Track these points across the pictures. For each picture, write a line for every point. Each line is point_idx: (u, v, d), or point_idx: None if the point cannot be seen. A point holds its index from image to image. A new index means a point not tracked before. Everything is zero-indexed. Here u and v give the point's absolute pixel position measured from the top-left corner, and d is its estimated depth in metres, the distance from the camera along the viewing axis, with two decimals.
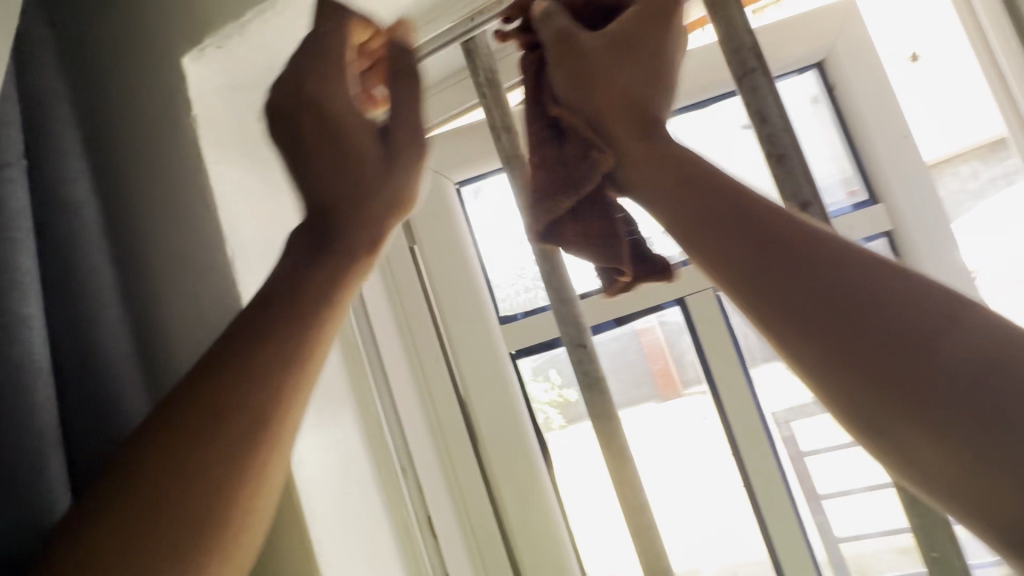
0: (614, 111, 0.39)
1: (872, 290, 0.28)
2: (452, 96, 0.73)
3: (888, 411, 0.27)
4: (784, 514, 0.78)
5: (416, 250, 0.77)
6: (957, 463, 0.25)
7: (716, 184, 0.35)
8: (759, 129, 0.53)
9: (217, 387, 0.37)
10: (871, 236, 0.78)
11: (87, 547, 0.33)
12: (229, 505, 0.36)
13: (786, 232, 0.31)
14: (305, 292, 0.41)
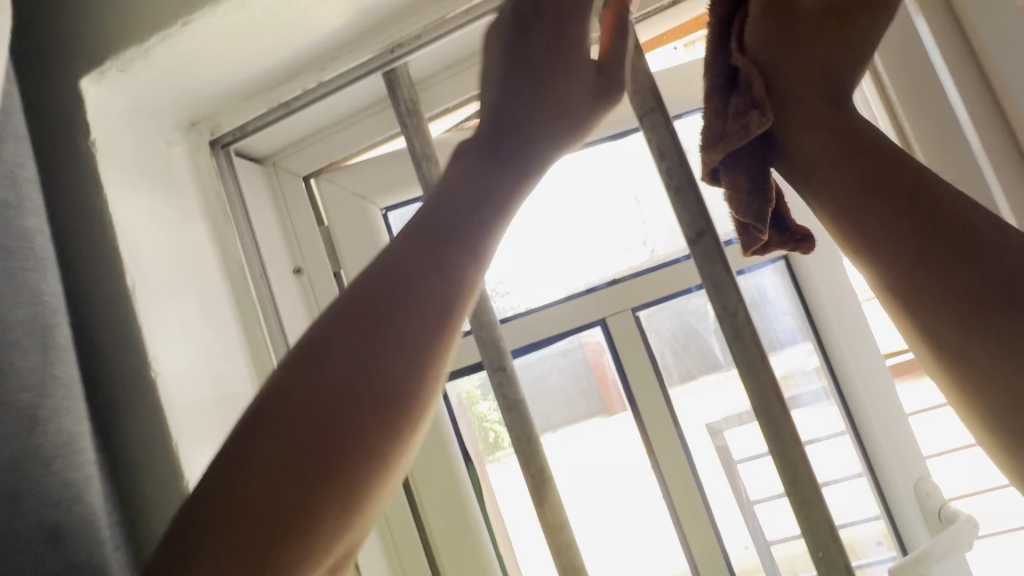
0: (796, 77, 0.45)
1: (994, 242, 0.38)
2: (375, 123, 0.73)
3: (952, 310, 0.38)
4: (699, 520, 0.83)
5: (342, 276, 0.77)
6: (996, 349, 0.37)
7: (894, 154, 0.42)
8: (658, 165, 0.57)
9: (376, 328, 0.37)
10: (773, 258, 0.86)
11: (258, 476, 0.34)
12: (391, 442, 0.37)
13: (938, 194, 0.40)
14: (447, 242, 0.41)
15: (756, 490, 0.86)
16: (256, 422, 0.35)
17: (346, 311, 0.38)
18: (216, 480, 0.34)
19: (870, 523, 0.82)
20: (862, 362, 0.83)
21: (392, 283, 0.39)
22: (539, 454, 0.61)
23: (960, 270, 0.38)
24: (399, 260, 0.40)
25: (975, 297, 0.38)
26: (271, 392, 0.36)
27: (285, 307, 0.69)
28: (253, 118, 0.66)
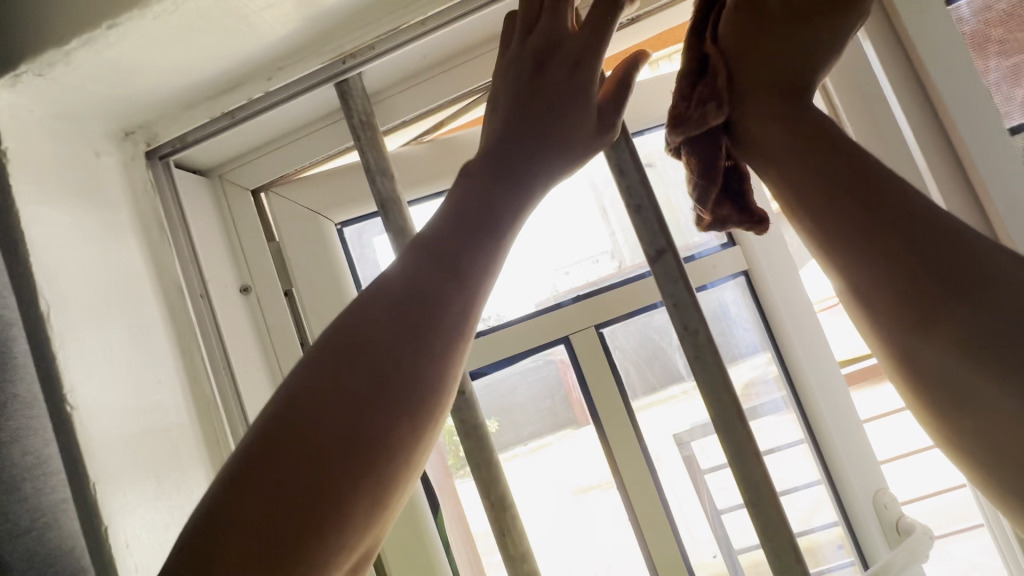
0: (755, 67, 0.47)
1: (958, 244, 0.38)
2: (328, 136, 0.71)
3: (909, 299, 0.39)
4: (664, 538, 0.82)
5: (294, 294, 0.74)
6: (947, 338, 0.37)
7: (856, 150, 0.43)
8: (618, 181, 0.56)
9: (398, 329, 0.40)
10: (733, 274, 0.86)
11: (293, 464, 0.35)
12: (409, 440, 0.39)
13: (896, 196, 0.40)
14: (463, 249, 0.45)
15: (727, 500, 0.86)
16: (287, 411, 0.36)
17: (373, 309, 0.41)
18: (248, 469, 0.35)
19: (829, 530, 0.84)
20: (823, 374, 0.84)
21: (415, 285, 0.42)
22: (498, 481, 0.58)
23: (913, 261, 0.39)
24: (421, 264, 0.43)
25: (931, 287, 0.38)
26: (302, 384, 0.37)
27: (229, 328, 0.65)
28: (197, 128, 0.63)
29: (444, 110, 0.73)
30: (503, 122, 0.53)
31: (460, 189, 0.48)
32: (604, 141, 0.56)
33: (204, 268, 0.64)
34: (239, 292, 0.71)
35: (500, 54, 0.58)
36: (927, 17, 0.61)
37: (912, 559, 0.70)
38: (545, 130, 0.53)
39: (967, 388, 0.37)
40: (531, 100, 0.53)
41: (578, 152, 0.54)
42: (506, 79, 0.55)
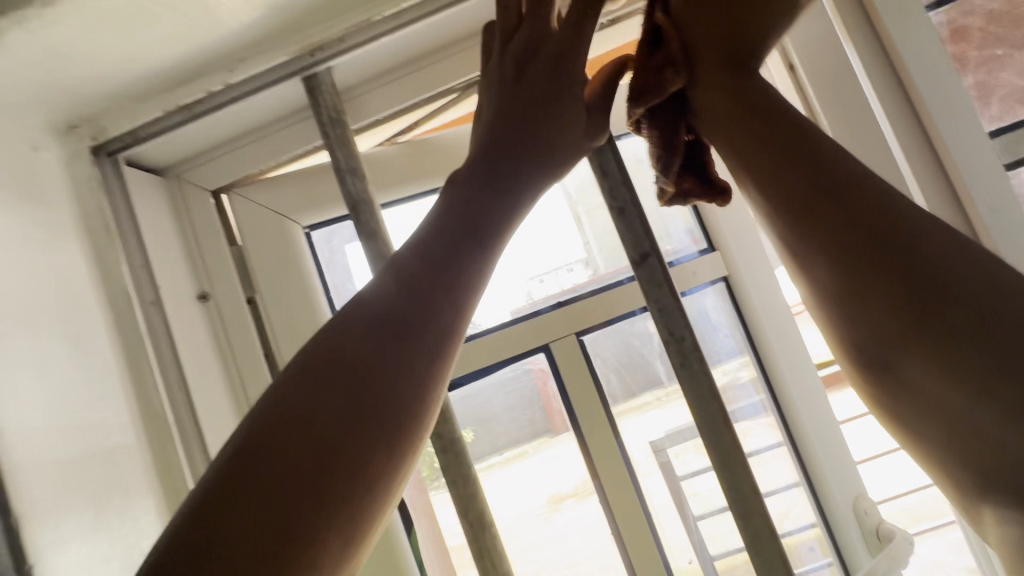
0: (705, 40, 0.45)
1: (921, 244, 0.35)
2: (296, 135, 0.67)
3: (878, 304, 0.36)
4: (646, 550, 0.80)
5: (257, 302, 0.69)
6: (918, 347, 0.35)
7: (823, 144, 0.40)
8: (601, 183, 0.54)
9: (380, 345, 0.38)
10: (713, 280, 0.86)
11: (271, 481, 0.32)
12: (393, 464, 0.36)
13: (858, 193, 0.38)
14: (454, 253, 0.43)
15: (701, 506, 0.85)
16: (266, 425, 0.34)
17: (361, 317, 0.38)
18: (221, 487, 0.32)
19: (802, 532, 0.83)
20: (802, 379, 0.83)
21: (405, 290, 0.40)
22: (476, 499, 0.55)
23: (885, 263, 0.36)
24: (411, 269, 0.41)
25: (900, 291, 0.35)
26: (283, 395, 0.35)
27: (184, 339, 0.60)
28: (150, 122, 0.58)
29: (420, 110, 0.70)
30: (491, 126, 0.51)
31: (450, 192, 0.47)
32: (596, 143, 0.53)
33: (156, 274, 0.59)
34: (197, 299, 0.66)
35: (484, 65, 0.55)
36: (905, 18, 0.60)
37: (893, 564, 0.70)
38: (533, 134, 0.51)
39: (937, 393, 0.34)
40: (517, 105, 0.51)
41: (569, 155, 0.52)
42: (492, 86, 0.53)
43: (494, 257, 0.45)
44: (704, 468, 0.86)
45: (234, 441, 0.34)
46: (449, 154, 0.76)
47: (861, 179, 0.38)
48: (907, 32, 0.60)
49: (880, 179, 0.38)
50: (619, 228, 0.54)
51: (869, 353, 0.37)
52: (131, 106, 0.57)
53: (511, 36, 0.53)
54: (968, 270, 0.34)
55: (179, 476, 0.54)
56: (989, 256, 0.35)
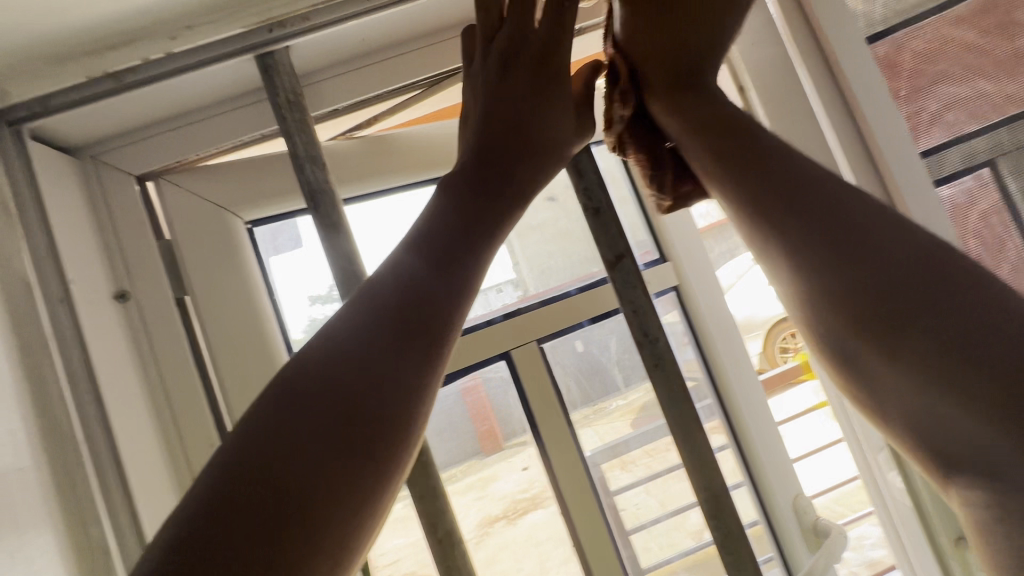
0: (653, 63, 0.46)
1: (863, 232, 0.36)
2: (243, 119, 0.61)
3: (854, 308, 0.35)
4: (604, 558, 0.79)
5: (188, 302, 0.61)
6: (903, 351, 0.33)
7: (793, 162, 0.40)
8: (576, 185, 0.54)
9: (370, 355, 0.35)
10: (662, 291, 0.89)
11: (254, 513, 0.29)
12: (383, 486, 0.33)
13: (813, 184, 0.39)
14: (445, 259, 0.41)
15: (631, 519, 0.85)
16: (247, 450, 0.31)
17: (352, 324, 0.36)
18: (196, 524, 0.29)
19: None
20: (744, 384, 0.87)
21: (393, 299, 0.38)
22: (444, 514, 0.51)
23: (851, 274, 0.35)
24: (404, 277, 0.39)
25: (872, 299, 0.34)
26: (267, 416, 0.32)
27: (98, 341, 0.51)
28: (69, 90, 0.50)
29: (380, 104, 0.67)
30: (478, 125, 0.50)
31: (440, 196, 0.45)
32: (586, 136, 0.54)
33: (67, 265, 0.50)
34: (115, 299, 0.57)
35: (467, 71, 0.54)
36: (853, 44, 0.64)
37: (829, 558, 0.74)
38: (524, 127, 0.50)
39: (897, 374, 0.33)
40: (505, 100, 0.50)
41: (560, 148, 0.52)
42: (476, 86, 0.52)
43: (487, 259, 0.43)
44: (632, 484, 0.87)
45: (213, 470, 0.31)
46: (409, 153, 0.74)
47: (807, 175, 0.39)
48: (856, 55, 0.62)
49: (834, 177, 0.39)
50: (595, 230, 0.54)
51: (842, 357, 0.36)
52: (43, 69, 0.49)
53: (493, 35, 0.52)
54: (909, 258, 0.34)
55: (87, 505, 0.45)
56: (949, 254, 0.34)
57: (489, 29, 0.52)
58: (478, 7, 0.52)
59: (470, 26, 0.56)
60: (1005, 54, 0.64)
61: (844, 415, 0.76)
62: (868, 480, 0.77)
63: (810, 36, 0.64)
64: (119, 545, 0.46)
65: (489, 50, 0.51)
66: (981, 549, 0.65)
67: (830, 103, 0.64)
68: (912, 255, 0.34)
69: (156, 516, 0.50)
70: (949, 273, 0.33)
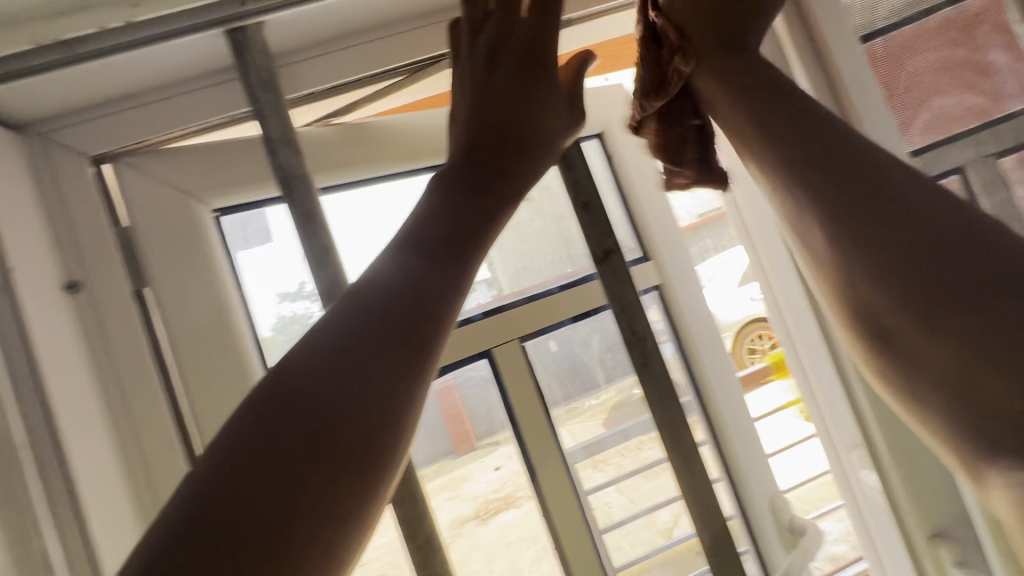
0: (694, 24, 0.46)
1: (917, 209, 0.37)
2: (212, 100, 0.57)
3: (898, 289, 0.37)
4: (585, 558, 0.78)
5: (148, 293, 0.57)
6: (935, 343, 0.36)
7: (847, 134, 0.41)
8: (564, 177, 0.52)
9: (356, 360, 0.33)
10: (644, 290, 0.87)
11: (230, 543, 0.26)
12: (370, 498, 0.31)
13: (862, 156, 0.39)
14: (434, 263, 0.39)
15: (603, 519, 0.85)
16: (223, 472, 0.28)
17: (337, 327, 0.34)
18: (165, 557, 0.26)
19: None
20: (723, 384, 0.88)
21: (380, 306, 0.35)
22: (425, 519, 0.49)
23: (894, 254, 0.37)
24: (392, 282, 0.37)
25: (917, 280, 0.36)
26: (243, 434, 0.30)
27: (44, 337, 0.46)
28: (13, 58, 0.45)
29: (360, 90, 0.64)
30: (467, 121, 0.47)
31: (429, 194, 0.43)
32: (576, 129, 0.52)
33: (8, 252, 0.45)
34: (64, 290, 0.52)
35: (453, 64, 0.52)
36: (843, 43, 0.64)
37: (806, 557, 0.75)
38: (513, 122, 0.47)
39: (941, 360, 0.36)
40: (493, 94, 0.48)
41: (552, 143, 0.49)
42: (463, 80, 0.49)
43: (478, 258, 0.42)
44: (604, 483, 0.87)
45: (184, 496, 0.28)
46: (389, 142, 0.71)
47: (855, 146, 0.40)
48: (843, 57, 0.64)
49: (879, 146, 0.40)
50: (584, 224, 0.52)
51: (879, 331, 0.39)
52: None
53: (478, 26, 0.49)
54: (958, 233, 0.36)
55: (28, 516, 0.41)
56: (1012, 233, 0.35)
57: (476, 16, 0.49)
58: None
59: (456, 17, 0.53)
60: (977, 61, 0.66)
61: (818, 414, 0.78)
62: (841, 478, 0.78)
63: (798, 35, 0.64)
64: (63, 558, 0.42)
65: (477, 38, 0.49)
66: (954, 545, 0.66)
67: (820, 102, 0.64)
68: (962, 230, 0.36)
69: (106, 525, 0.46)
70: (1004, 246, 0.35)
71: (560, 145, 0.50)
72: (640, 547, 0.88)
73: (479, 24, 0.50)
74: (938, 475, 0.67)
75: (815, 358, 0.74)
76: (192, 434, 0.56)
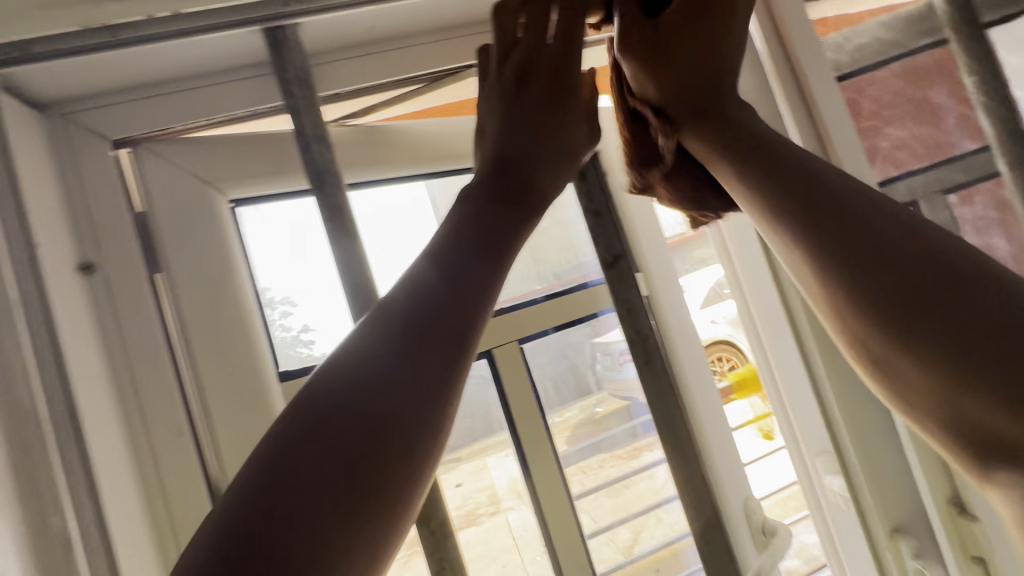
0: (672, 97, 0.47)
1: (872, 217, 0.37)
2: (238, 93, 0.59)
3: (876, 301, 0.35)
4: (568, 549, 0.85)
5: (159, 280, 0.57)
6: (910, 343, 0.34)
7: (802, 158, 0.41)
8: (579, 187, 0.57)
9: (401, 354, 0.33)
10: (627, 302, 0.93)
11: (278, 548, 0.26)
12: (419, 476, 0.31)
13: (821, 178, 0.39)
14: (470, 263, 0.39)
15: (591, 523, 0.90)
16: (275, 460, 0.28)
17: (382, 325, 0.35)
18: (241, 529, 0.26)
19: (656, 551, 0.95)
20: (704, 389, 0.94)
21: (420, 309, 0.36)
22: (438, 505, 0.50)
23: (873, 270, 0.35)
24: (426, 283, 0.37)
25: (889, 291, 0.35)
26: (298, 423, 0.30)
27: (63, 314, 0.46)
28: (52, 39, 0.46)
29: (380, 94, 0.67)
30: (494, 137, 0.51)
31: (462, 205, 0.45)
32: (595, 144, 0.56)
33: (34, 227, 0.45)
34: (79, 271, 0.52)
35: (480, 86, 0.55)
36: (824, 84, 0.72)
37: (778, 554, 0.79)
38: (540, 138, 0.51)
39: (922, 358, 0.34)
40: (521, 113, 0.51)
41: (575, 156, 0.54)
42: (491, 100, 0.53)
43: (510, 255, 0.43)
44: (585, 489, 0.91)
45: (230, 501, 0.28)
46: (402, 147, 0.74)
47: (817, 171, 0.40)
48: (824, 96, 0.71)
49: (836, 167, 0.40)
50: (594, 231, 0.56)
51: (862, 344, 0.37)
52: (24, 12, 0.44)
53: (507, 51, 0.53)
54: (917, 241, 0.35)
55: (47, 491, 0.41)
56: (959, 245, 0.34)
57: (505, 43, 0.53)
58: (495, 18, 0.53)
59: (484, 46, 0.57)
60: (930, 107, 0.75)
61: (786, 418, 0.85)
62: (806, 486, 0.85)
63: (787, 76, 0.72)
64: (80, 536, 0.42)
65: (508, 61, 0.53)
66: (911, 539, 0.72)
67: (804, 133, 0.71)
68: (917, 238, 0.35)
69: (116, 506, 0.46)
70: (957, 257, 0.34)
71: (580, 158, 0.54)
72: (612, 552, 0.91)
73: (508, 48, 0.53)
74: (899, 471, 0.73)
75: (784, 355, 0.81)
76: (200, 421, 0.56)
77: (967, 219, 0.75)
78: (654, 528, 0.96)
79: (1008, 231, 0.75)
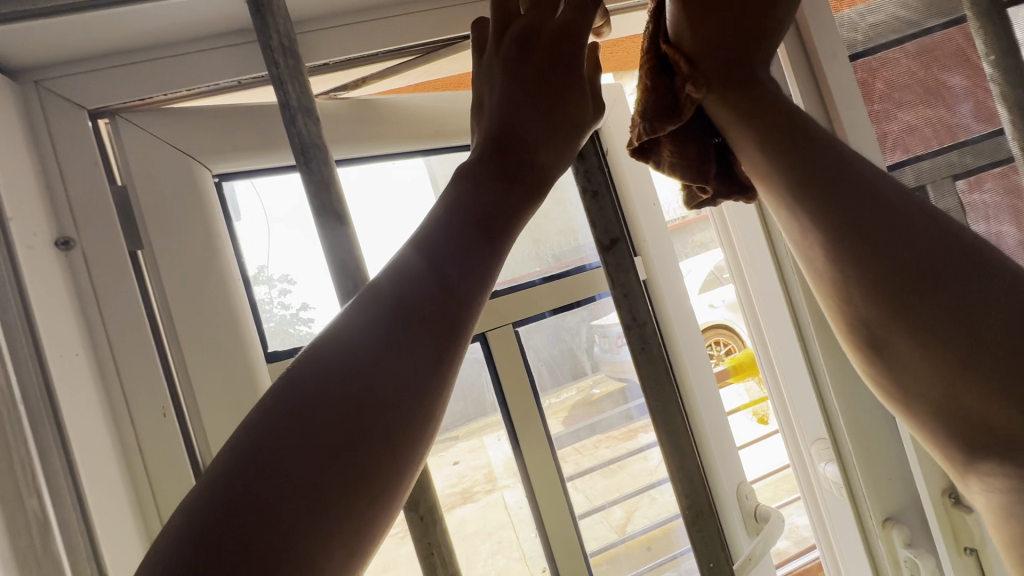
0: (708, 58, 0.42)
1: (896, 211, 0.35)
2: (220, 62, 0.56)
3: (891, 301, 0.34)
4: (561, 532, 0.84)
5: (141, 257, 0.56)
6: (920, 348, 0.34)
7: (831, 145, 0.38)
8: (576, 166, 0.55)
9: (384, 345, 0.31)
10: None
11: (241, 554, 0.24)
12: (397, 473, 0.29)
13: (846, 169, 0.37)
14: (460, 246, 0.37)
15: (583, 504, 0.90)
16: (246, 455, 0.26)
17: (363, 314, 0.32)
18: (210, 525, 0.24)
19: (649, 531, 0.96)
20: (701, 376, 0.93)
21: (408, 297, 0.33)
22: (426, 489, 0.49)
23: (890, 260, 0.34)
24: (413, 269, 0.34)
25: (911, 288, 0.34)
26: (273, 418, 0.28)
27: (37, 290, 0.45)
28: None
29: (370, 67, 0.64)
30: (493, 115, 0.48)
31: (458, 184, 0.42)
32: (599, 120, 0.53)
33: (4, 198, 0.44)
34: (56, 246, 0.50)
35: (478, 61, 0.52)
36: (835, 62, 0.69)
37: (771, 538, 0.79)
38: (541, 114, 0.48)
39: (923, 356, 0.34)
40: (522, 89, 0.48)
41: (580, 133, 0.51)
42: (490, 76, 0.50)
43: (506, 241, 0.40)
44: (578, 471, 0.91)
45: (199, 494, 0.26)
46: (394, 122, 0.71)
47: (843, 162, 0.37)
48: (834, 75, 0.69)
49: (861, 159, 0.38)
50: (591, 211, 0.54)
51: (873, 344, 0.37)
52: None
53: (507, 24, 0.50)
54: (937, 239, 0.34)
55: (23, 471, 0.40)
56: (975, 245, 0.34)
57: (506, 14, 0.50)
58: None
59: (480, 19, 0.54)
60: (943, 88, 0.72)
61: (782, 407, 0.85)
62: (800, 472, 0.86)
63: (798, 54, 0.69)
64: (57, 516, 0.41)
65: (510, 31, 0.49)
66: (903, 528, 0.71)
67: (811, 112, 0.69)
68: (937, 235, 0.34)
69: (95, 485, 0.45)
70: (969, 256, 0.33)
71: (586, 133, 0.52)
72: (604, 533, 0.91)
73: (507, 21, 0.50)
74: (895, 462, 0.73)
75: (780, 343, 0.80)
76: (184, 400, 0.55)
77: (975, 206, 0.73)
78: (648, 507, 0.97)
79: (1016, 218, 0.73)
